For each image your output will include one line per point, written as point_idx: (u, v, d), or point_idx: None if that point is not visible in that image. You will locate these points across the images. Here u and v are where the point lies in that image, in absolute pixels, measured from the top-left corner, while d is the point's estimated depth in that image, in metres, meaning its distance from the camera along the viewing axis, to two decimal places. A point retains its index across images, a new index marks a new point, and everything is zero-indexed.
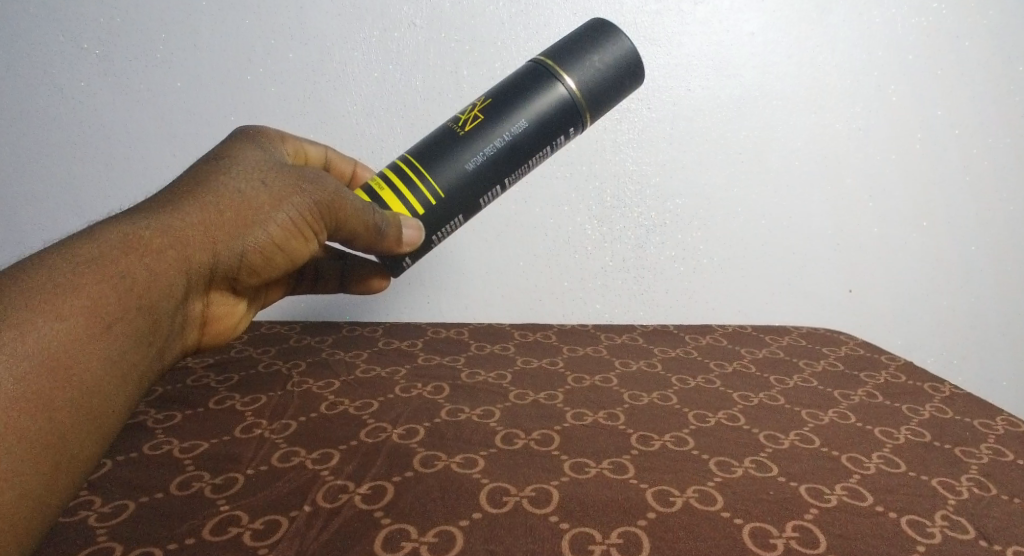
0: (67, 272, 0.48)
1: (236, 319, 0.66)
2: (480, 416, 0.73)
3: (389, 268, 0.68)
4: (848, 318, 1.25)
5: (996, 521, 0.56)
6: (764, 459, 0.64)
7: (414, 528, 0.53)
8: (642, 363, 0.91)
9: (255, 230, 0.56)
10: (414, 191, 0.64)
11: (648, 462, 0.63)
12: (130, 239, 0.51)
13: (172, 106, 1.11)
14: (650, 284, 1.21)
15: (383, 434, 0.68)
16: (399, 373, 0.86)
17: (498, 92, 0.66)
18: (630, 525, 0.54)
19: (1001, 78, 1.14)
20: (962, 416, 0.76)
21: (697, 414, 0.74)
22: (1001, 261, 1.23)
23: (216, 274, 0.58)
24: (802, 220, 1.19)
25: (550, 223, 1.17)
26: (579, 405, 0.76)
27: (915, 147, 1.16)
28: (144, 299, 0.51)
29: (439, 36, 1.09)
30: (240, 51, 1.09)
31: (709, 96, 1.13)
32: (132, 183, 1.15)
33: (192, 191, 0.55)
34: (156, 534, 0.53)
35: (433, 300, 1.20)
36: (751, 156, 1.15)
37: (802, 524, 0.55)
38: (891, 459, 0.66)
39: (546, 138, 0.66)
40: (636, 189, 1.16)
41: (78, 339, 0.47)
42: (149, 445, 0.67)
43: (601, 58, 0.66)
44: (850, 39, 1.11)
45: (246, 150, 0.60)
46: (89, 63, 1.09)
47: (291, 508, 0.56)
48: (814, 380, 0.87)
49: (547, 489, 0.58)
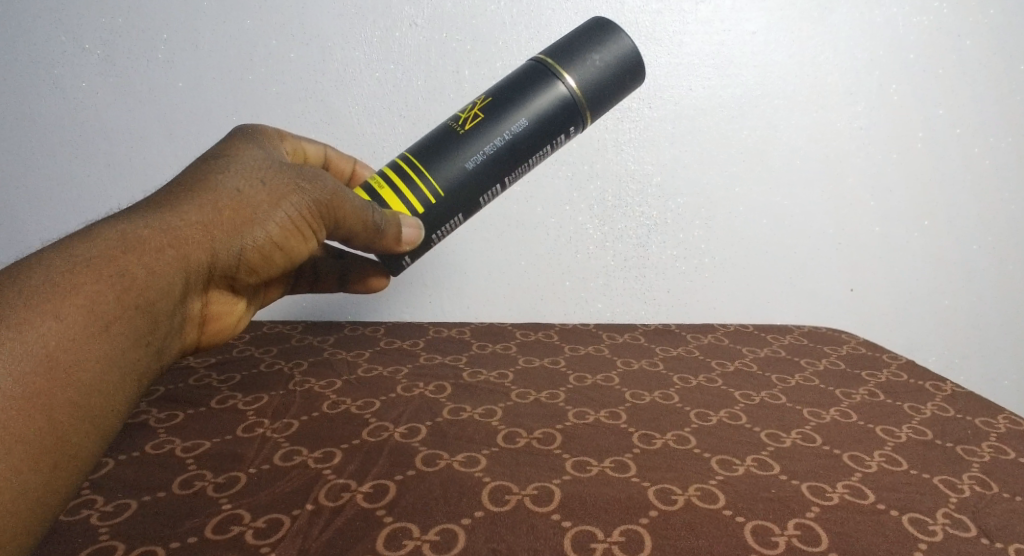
0: (65, 271, 0.48)
1: (236, 318, 0.66)
2: (482, 416, 0.73)
3: (389, 267, 0.68)
4: (849, 318, 1.25)
5: (998, 519, 0.56)
6: (765, 458, 0.64)
7: (417, 527, 0.53)
8: (643, 362, 0.92)
9: (254, 230, 0.56)
10: (414, 190, 0.64)
11: (650, 461, 0.63)
12: (129, 238, 0.51)
13: (172, 107, 1.11)
14: (651, 284, 1.21)
15: (385, 433, 0.68)
16: (401, 373, 0.86)
17: (498, 91, 0.66)
18: (633, 524, 0.54)
19: (1001, 77, 1.14)
20: (964, 415, 0.76)
21: (698, 413, 0.74)
22: (1003, 261, 1.23)
23: (215, 273, 0.58)
24: (802, 220, 1.19)
25: (551, 223, 1.17)
26: (580, 405, 0.76)
27: (915, 146, 1.17)
28: (142, 298, 0.51)
29: (440, 35, 1.09)
30: (241, 52, 1.09)
31: (710, 96, 1.13)
32: (133, 183, 1.15)
33: (191, 190, 0.55)
34: (158, 533, 0.53)
35: (434, 301, 1.20)
36: (751, 156, 1.15)
37: (805, 522, 0.55)
38: (893, 457, 0.66)
39: (546, 137, 0.66)
40: (637, 189, 1.16)
41: (77, 338, 0.47)
42: (151, 445, 0.67)
43: (601, 58, 0.66)
44: (851, 38, 1.11)
45: (245, 150, 0.59)
46: (90, 64, 1.10)
47: (293, 507, 0.56)
48: (815, 379, 0.87)
49: (549, 488, 0.58)
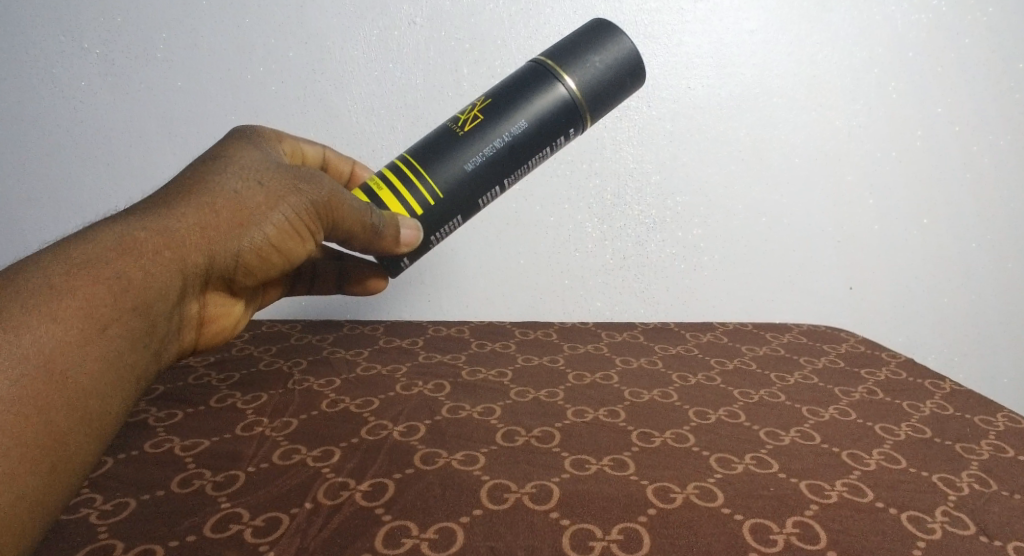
0: (62, 273, 0.48)
1: (234, 320, 0.66)
2: (481, 414, 0.73)
3: (388, 268, 0.68)
4: (848, 315, 1.25)
5: (997, 517, 0.56)
6: (764, 456, 0.64)
7: (415, 525, 0.53)
8: (642, 360, 0.92)
9: (251, 231, 0.56)
10: (413, 191, 0.64)
11: (648, 459, 0.63)
12: (126, 240, 0.51)
13: (171, 106, 1.11)
14: (651, 282, 1.21)
15: (384, 431, 0.69)
16: (400, 371, 0.86)
17: (498, 92, 0.66)
18: (630, 522, 0.54)
19: (1002, 75, 1.14)
20: (963, 413, 0.76)
21: (697, 411, 0.75)
22: (1003, 258, 1.23)
23: (212, 275, 0.58)
24: (802, 218, 1.19)
25: (550, 222, 1.17)
26: (580, 402, 0.76)
27: (915, 144, 1.17)
28: (139, 301, 0.51)
29: (440, 34, 1.09)
30: (240, 50, 1.09)
31: (710, 94, 1.13)
32: (132, 182, 1.15)
33: (189, 192, 0.55)
34: (157, 531, 0.53)
35: (434, 299, 1.20)
36: (751, 155, 1.15)
37: (802, 520, 0.55)
38: (892, 455, 0.66)
39: (546, 138, 0.66)
40: (637, 187, 1.16)
41: (74, 341, 0.47)
42: (149, 443, 0.67)
43: (602, 59, 0.66)
44: (850, 36, 1.11)
45: (243, 151, 0.59)
46: (89, 63, 1.10)
47: (291, 505, 0.56)
48: (814, 377, 0.87)
49: (548, 486, 0.58)
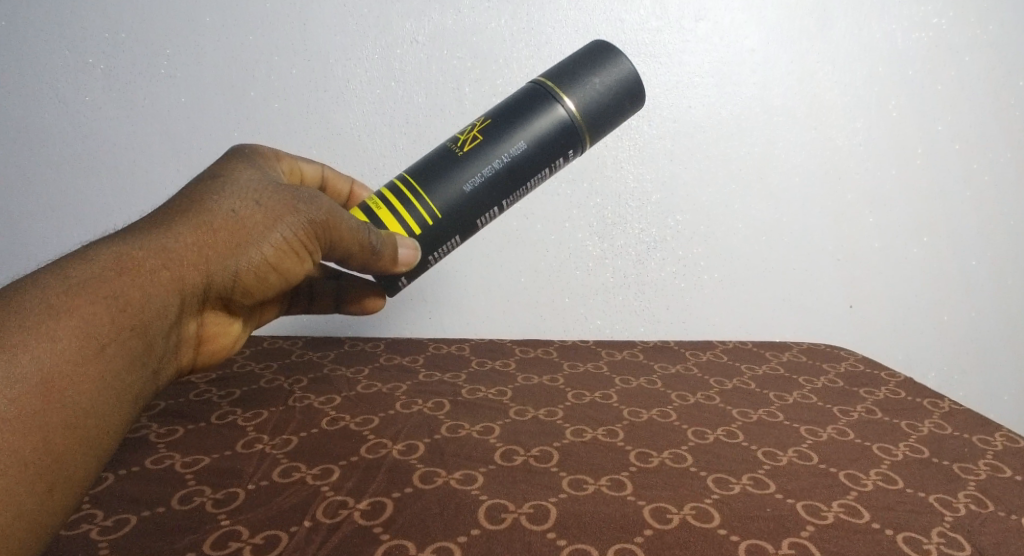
0: (61, 293, 0.49)
1: (233, 338, 0.67)
2: (480, 432, 0.73)
3: (385, 287, 0.68)
4: (847, 332, 1.25)
5: (992, 538, 0.56)
6: (761, 476, 0.65)
7: (413, 544, 0.54)
8: (642, 380, 0.92)
9: (248, 251, 0.57)
10: (411, 210, 0.65)
11: (646, 479, 0.64)
12: (125, 261, 0.52)
13: (176, 123, 1.13)
14: (651, 300, 1.22)
15: (383, 450, 0.69)
16: (400, 389, 0.86)
17: (498, 112, 0.67)
18: (627, 542, 0.54)
19: (1000, 91, 1.15)
20: (962, 433, 0.76)
21: (696, 431, 0.75)
22: (1003, 274, 1.23)
23: (210, 293, 0.58)
24: (801, 234, 1.19)
25: (551, 239, 1.18)
26: (578, 422, 0.76)
27: (915, 161, 1.17)
28: (136, 320, 0.52)
29: (442, 53, 1.10)
30: (244, 67, 1.11)
31: (710, 112, 1.14)
32: (133, 197, 1.16)
33: (187, 212, 0.56)
34: (157, 547, 0.54)
35: (434, 316, 1.20)
36: (751, 172, 1.16)
37: (799, 541, 0.55)
38: (889, 475, 0.66)
39: (544, 159, 0.67)
40: (637, 206, 1.17)
41: (72, 360, 0.48)
42: (151, 459, 0.67)
43: (601, 81, 0.67)
44: (849, 54, 1.12)
45: (243, 171, 0.60)
46: (94, 78, 1.11)
47: (290, 523, 0.56)
48: (814, 396, 0.87)
49: (545, 506, 0.59)
